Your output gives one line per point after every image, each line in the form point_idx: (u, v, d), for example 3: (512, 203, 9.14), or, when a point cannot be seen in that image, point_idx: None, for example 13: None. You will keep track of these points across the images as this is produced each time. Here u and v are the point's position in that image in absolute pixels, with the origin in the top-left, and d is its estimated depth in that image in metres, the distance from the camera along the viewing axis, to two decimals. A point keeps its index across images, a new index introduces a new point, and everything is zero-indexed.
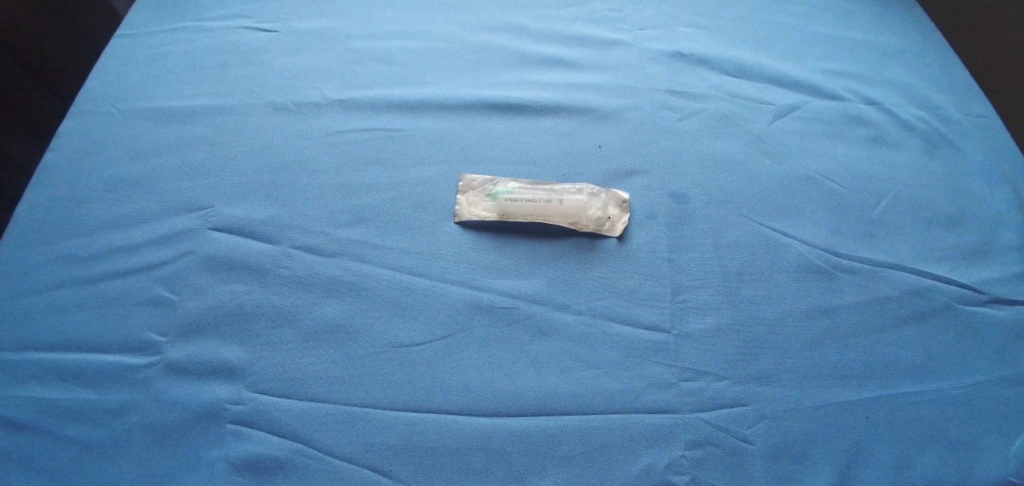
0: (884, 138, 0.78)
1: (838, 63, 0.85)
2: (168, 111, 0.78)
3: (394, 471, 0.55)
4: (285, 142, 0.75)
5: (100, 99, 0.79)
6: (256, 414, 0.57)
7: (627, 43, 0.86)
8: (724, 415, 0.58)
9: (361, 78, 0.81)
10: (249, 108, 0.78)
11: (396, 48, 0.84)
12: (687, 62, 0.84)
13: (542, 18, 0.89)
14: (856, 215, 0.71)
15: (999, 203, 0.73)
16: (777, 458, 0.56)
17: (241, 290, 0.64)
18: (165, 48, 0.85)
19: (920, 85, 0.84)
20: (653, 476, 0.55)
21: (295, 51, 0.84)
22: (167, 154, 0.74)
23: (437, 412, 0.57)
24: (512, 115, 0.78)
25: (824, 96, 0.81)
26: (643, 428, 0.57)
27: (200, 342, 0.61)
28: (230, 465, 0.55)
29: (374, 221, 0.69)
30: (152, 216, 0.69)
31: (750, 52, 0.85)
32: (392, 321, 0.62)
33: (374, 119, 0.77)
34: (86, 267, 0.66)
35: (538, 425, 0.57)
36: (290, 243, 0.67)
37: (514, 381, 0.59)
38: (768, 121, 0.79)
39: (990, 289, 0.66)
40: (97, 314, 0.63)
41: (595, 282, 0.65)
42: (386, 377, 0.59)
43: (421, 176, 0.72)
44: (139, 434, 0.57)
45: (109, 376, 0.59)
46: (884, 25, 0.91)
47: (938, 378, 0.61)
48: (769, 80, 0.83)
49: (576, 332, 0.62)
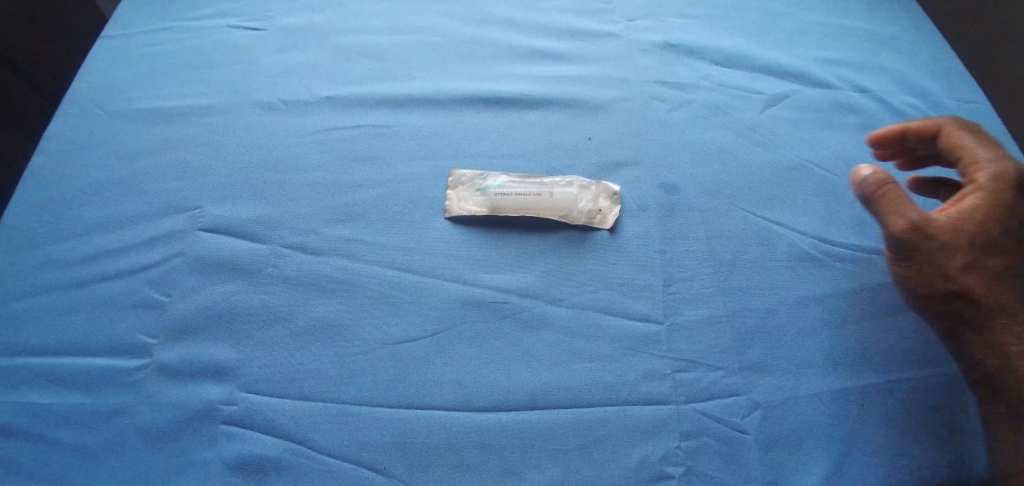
0: (875, 125, 0.78)
1: (828, 51, 0.85)
2: (156, 111, 0.77)
3: (388, 468, 0.54)
4: (273, 140, 0.74)
5: (88, 100, 0.79)
6: (247, 414, 0.57)
7: (616, 35, 0.85)
8: (719, 404, 0.58)
9: (349, 75, 0.80)
10: (237, 107, 0.77)
11: (386, 45, 0.83)
12: (678, 52, 0.83)
13: (532, 11, 0.88)
14: (848, 202, 0.71)
15: None
16: (772, 447, 0.56)
17: (230, 290, 0.64)
18: (152, 48, 0.84)
19: (910, 71, 0.83)
20: (649, 469, 0.55)
21: (284, 49, 0.83)
22: (154, 155, 0.74)
23: (431, 408, 0.57)
24: (503, 109, 0.77)
25: (814, 84, 0.81)
26: (638, 419, 0.57)
27: (190, 342, 0.61)
28: (221, 466, 0.55)
29: (364, 217, 0.68)
30: (141, 218, 0.69)
31: (740, 42, 0.85)
32: (383, 318, 0.62)
33: (363, 116, 0.76)
34: (74, 270, 0.65)
35: (532, 419, 0.57)
36: (279, 242, 0.67)
37: (507, 375, 0.59)
38: (758, 111, 0.78)
39: None
40: (85, 317, 0.62)
41: (587, 275, 0.64)
42: (379, 373, 0.59)
43: (411, 172, 0.72)
44: (129, 436, 0.56)
45: (99, 379, 0.59)
46: (873, 12, 0.90)
47: (931, 364, 0.61)
48: (759, 69, 0.82)
49: (569, 325, 0.61)
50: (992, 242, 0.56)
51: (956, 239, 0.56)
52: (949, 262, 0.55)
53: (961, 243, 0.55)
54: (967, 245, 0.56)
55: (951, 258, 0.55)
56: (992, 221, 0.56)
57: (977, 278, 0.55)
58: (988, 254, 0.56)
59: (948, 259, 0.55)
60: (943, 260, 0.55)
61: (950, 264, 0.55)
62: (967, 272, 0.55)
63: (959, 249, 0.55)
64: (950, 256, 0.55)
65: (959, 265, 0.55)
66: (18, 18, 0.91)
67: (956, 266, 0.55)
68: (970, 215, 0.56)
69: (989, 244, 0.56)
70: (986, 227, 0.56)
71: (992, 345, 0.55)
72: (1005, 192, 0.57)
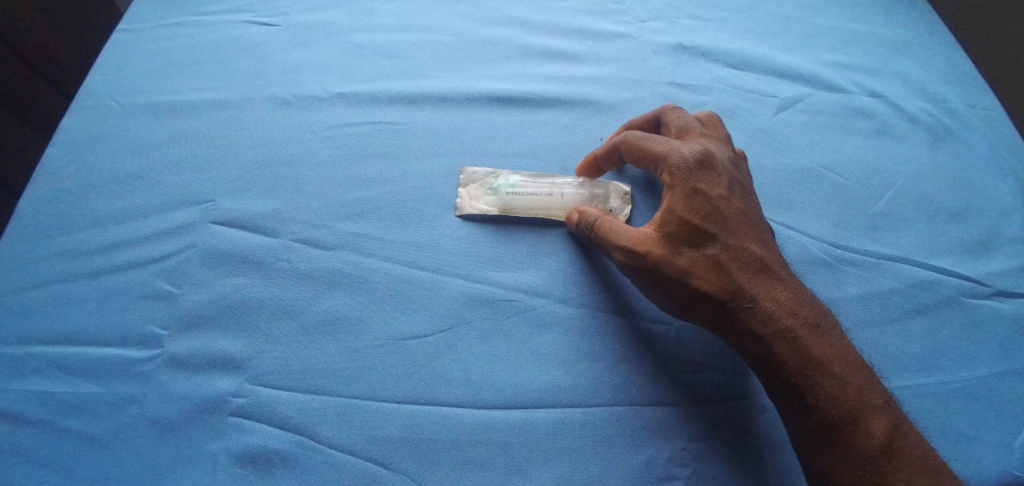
0: (888, 130, 0.77)
1: (841, 56, 0.85)
2: (168, 105, 0.78)
3: (395, 464, 0.55)
4: (285, 136, 0.75)
5: (102, 93, 0.79)
6: (256, 407, 0.57)
7: (629, 36, 0.85)
8: (728, 407, 0.57)
9: (362, 72, 0.80)
10: (250, 102, 0.78)
11: (397, 43, 0.84)
12: (690, 54, 0.83)
13: (545, 10, 0.88)
14: (860, 207, 0.71)
15: (1004, 195, 0.72)
16: (780, 451, 0.56)
17: (241, 283, 0.64)
18: (166, 43, 0.84)
19: (924, 76, 0.83)
20: (656, 470, 0.55)
21: (297, 45, 0.83)
22: (167, 148, 0.74)
23: (438, 404, 0.57)
24: (513, 109, 0.77)
25: (827, 88, 0.81)
26: (645, 421, 0.57)
27: (201, 334, 0.61)
28: (230, 458, 0.55)
29: (376, 214, 0.68)
30: (153, 210, 0.69)
31: (753, 45, 0.85)
32: (392, 314, 0.62)
33: (375, 113, 0.77)
34: (87, 260, 0.66)
35: (539, 418, 0.57)
36: (290, 237, 0.67)
37: (514, 373, 0.59)
38: (770, 114, 0.78)
39: (995, 281, 0.66)
40: (97, 307, 0.63)
41: (596, 275, 0.64)
42: (388, 369, 0.59)
43: (422, 169, 0.72)
44: (138, 427, 0.57)
45: (110, 369, 0.59)
46: (888, 16, 0.90)
47: (942, 371, 0.60)
48: (772, 73, 0.82)
49: (577, 325, 0.61)
50: (693, 230, 0.57)
51: (663, 244, 0.57)
52: (671, 273, 0.56)
53: (663, 248, 0.57)
54: (671, 243, 0.57)
55: (672, 266, 0.56)
56: (695, 207, 0.58)
57: (704, 277, 0.56)
58: (690, 247, 0.57)
59: (670, 266, 0.56)
60: (666, 266, 0.57)
61: (674, 270, 0.56)
62: (691, 273, 0.56)
63: (670, 254, 0.57)
64: (672, 261, 0.57)
65: (682, 270, 0.56)
66: (25, 12, 0.91)
67: (677, 264, 0.56)
68: (672, 212, 0.58)
69: (694, 232, 0.57)
70: (686, 218, 0.58)
71: (745, 340, 0.55)
72: (686, 180, 0.59)
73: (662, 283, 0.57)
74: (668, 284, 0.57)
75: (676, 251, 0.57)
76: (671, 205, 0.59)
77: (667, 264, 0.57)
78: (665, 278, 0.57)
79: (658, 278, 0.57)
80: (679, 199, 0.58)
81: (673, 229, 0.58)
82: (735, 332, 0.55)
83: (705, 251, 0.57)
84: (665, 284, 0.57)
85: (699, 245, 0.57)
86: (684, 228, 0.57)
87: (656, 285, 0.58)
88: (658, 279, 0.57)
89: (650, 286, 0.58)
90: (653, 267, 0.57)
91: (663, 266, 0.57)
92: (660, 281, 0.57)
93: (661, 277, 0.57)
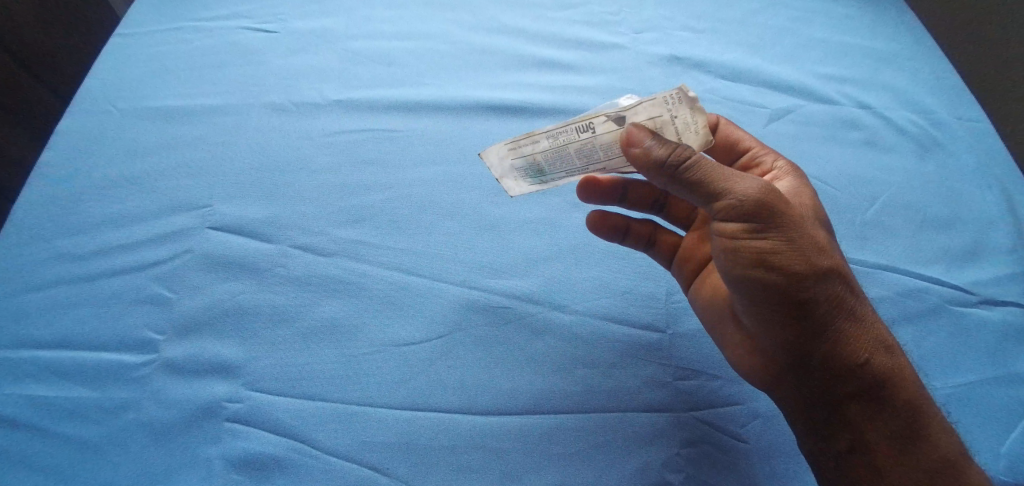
0: (876, 142, 0.79)
1: (831, 68, 0.86)
2: (167, 111, 0.78)
3: (391, 470, 0.55)
4: (283, 142, 0.76)
5: (101, 98, 0.80)
6: (252, 413, 0.57)
7: (623, 46, 0.86)
8: (722, 413, 0.58)
9: (361, 79, 0.81)
10: (248, 108, 0.79)
11: (396, 50, 0.85)
12: (682, 66, 0.85)
13: (541, 20, 0.89)
14: (849, 217, 0.72)
15: (990, 206, 0.74)
16: (772, 456, 0.57)
17: (238, 288, 0.65)
18: (163, 47, 0.85)
19: (911, 89, 0.85)
20: (650, 475, 0.55)
21: (295, 52, 0.84)
22: (165, 153, 0.75)
23: (436, 410, 0.58)
24: (510, 118, 0.79)
25: (816, 101, 0.83)
26: (641, 426, 0.57)
27: (196, 339, 0.61)
28: (225, 464, 0.55)
29: (373, 220, 0.69)
30: (151, 215, 0.70)
31: (745, 57, 0.86)
32: (388, 319, 0.63)
33: (372, 120, 0.78)
34: (81, 265, 0.66)
35: (534, 423, 0.57)
36: (288, 243, 0.67)
37: (511, 379, 0.59)
38: (761, 125, 0.80)
39: (980, 290, 0.67)
40: (92, 311, 0.63)
41: (593, 281, 0.65)
42: (384, 374, 0.60)
43: (419, 177, 0.73)
44: (133, 432, 0.57)
45: (106, 374, 0.60)
46: (877, 30, 0.92)
47: (930, 378, 0.62)
48: (763, 85, 0.84)
49: (576, 331, 0.62)
50: (825, 219, 0.54)
51: (801, 210, 0.51)
52: (816, 235, 0.49)
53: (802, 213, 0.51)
54: (806, 213, 0.52)
55: (816, 231, 0.50)
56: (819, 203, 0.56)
57: (838, 256, 0.51)
58: (824, 228, 0.52)
59: (813, 229, 0.50)
60: (809, 228, 0.49)
61: (818, 237, 0.50)
62: (829, 246, 0.51)
63: (809, 221, 0.51)
64: (813, 227, 0.50)
65: (824, 240, 0.50)
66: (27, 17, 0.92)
67: (820, 235, 0.50)
68: (797, 194, 0.55)
69: (823, 219, 0.54)
70: (814, 206, 0.54)
71: (869, 329, 0.50)
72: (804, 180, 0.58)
73: (807, 239, 0.48)
74: (813, 241, 0.48)
75: (814, 223, 0.51)
76: (794, 190, 0.56)
77: (812, 227, 0.50)
78: (810, 235, 0.49)
79: (802, 231, 0.48)
80: (806, 188, 0.56)
81: (805, 205, 0.53)
82: (860, 319, 0.50)
83: (831, 240, 0.53)
84: (810, 240, 0.48)
85: (827, 232, 0.53)
86: (817, 213, 0.54)
87: (798, 236, 0.47)
88: (803, 232, 0.48)
89: (789, 234, 0.47)
90: (799, 219, 0.48)
91: (808, 225, 0.49)
92: (805, 236, 0.48)
93: (807, 234, 0.48)
